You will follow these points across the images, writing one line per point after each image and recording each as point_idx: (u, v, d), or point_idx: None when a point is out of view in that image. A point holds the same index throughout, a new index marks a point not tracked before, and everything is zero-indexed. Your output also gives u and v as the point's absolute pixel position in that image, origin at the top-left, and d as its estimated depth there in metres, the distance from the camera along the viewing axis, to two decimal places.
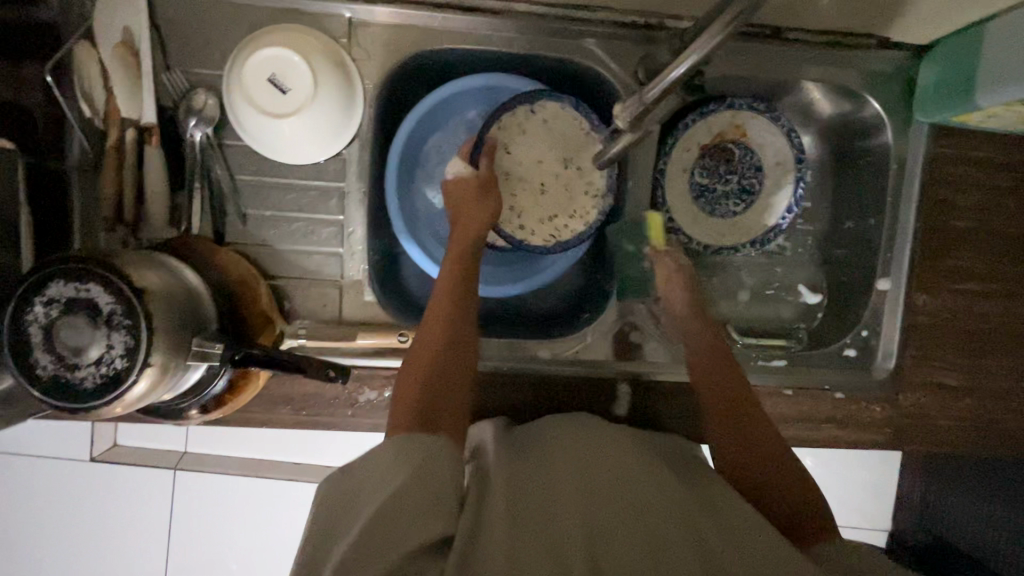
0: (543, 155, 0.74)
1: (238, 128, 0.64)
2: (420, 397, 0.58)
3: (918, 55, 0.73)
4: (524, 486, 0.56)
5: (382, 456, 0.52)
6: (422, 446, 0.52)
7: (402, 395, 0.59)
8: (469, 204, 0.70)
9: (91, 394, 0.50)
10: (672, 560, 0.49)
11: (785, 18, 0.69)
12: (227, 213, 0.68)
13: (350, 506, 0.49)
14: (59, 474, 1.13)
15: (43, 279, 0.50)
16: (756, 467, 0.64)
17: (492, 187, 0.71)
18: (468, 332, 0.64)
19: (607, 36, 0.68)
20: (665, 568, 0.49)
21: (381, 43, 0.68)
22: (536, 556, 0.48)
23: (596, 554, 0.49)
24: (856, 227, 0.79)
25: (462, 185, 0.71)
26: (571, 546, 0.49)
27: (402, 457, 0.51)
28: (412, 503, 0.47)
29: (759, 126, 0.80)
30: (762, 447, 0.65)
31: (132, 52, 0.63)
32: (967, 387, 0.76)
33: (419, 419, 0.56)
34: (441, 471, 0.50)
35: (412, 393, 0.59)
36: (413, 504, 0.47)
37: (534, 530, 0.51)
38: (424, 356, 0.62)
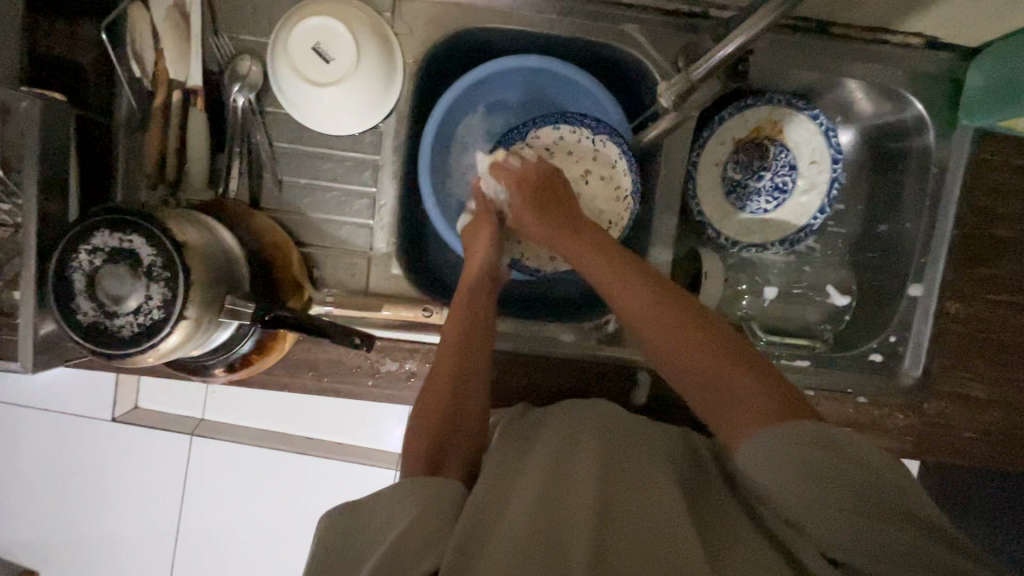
0: None
1: (280, 96, 0.66)
2: (431, 442, 0.60)
3: (966, 57, 0.71)
4: (525, 472, 0.55)
5: (387, 494, 0.53)
6: (423, 488, 0.53)
7: (415, 435, 0.61)
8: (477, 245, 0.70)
9: (127, 342, 0.51)
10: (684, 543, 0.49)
11: (831, 12, 0.68)
12: (263, 178, 0.70)
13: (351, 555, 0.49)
14: (81, 431, 1.16)
15: (88, 228, 0.52)
16: (720, 383, 0.54)
17: (483, 223, 0.71)
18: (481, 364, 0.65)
19: (649, 23, 0.68)
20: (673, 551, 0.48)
21: (424, 18, 0.68)
22: (533, 547, 0.47)
23: (604, 537, 0.49)
24: (891, 231, 0.77)
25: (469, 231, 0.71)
26: (576, 528, 0.49)
27: (405, 495, 0.53)
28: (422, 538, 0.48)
29: (797, 123, 0.78)
30: (681, 325, 0.57)
31: (183, 15, 0.65)
32: (995, 399, 0.75)
33: (432, 464, 0.58)
34: (437, 507, 0.52)
35: (421, 440, 0.60)
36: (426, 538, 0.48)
37: (539, 517, 0.50)
38: (435, 394, 0.63)
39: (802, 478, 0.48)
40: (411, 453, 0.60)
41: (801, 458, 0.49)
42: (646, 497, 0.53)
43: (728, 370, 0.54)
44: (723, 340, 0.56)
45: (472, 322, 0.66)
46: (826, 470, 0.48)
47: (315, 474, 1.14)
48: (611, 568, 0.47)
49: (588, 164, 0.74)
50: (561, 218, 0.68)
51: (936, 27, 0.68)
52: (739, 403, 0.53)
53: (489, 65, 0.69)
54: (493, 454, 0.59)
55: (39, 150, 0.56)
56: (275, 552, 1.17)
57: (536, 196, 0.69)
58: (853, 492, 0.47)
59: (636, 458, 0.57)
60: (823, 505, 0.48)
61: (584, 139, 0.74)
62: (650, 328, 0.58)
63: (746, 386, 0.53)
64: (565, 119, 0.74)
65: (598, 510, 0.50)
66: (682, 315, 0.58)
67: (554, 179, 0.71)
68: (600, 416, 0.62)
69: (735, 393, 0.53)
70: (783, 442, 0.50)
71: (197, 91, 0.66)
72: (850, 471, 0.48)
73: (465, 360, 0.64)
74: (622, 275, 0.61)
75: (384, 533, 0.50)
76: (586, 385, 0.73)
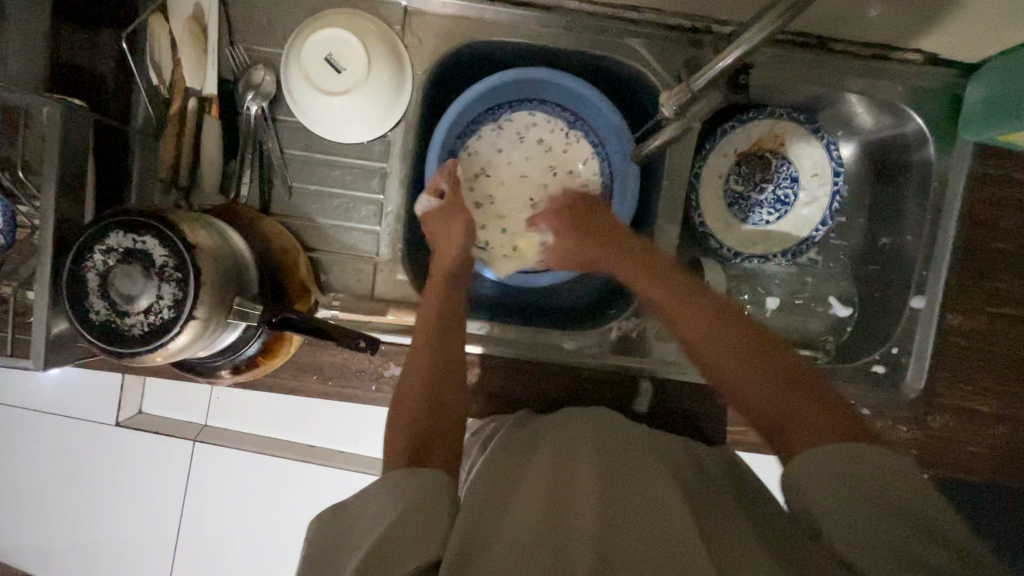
0: (512, 164, 0.76)
1: (292, 105, 0.67)
2: (413, 433, 0.59)
3: (964, 74, 0.73)
4: (540, 482, 0.56)
5: (375, 493, 0.52)
6: (412, 481, 0.52)
7: (398, 429, 0.60)
8: (447, 229, 0.71)
9: (137, 340, 0.52)
10: (688, 554, 0.48)
11: (831, 29, 0.69)
12: (274, 184, 0.71)
13: (338, 552, 0.48)
14: (87, 435, 1.17)
15: (103, 228, 0.53)
16: (777, 402, 0.56)
17: (456, 211, 0.71)
18: (456, 342, 0.66)
19: (653, 37, 0.70)
20: (675, 560, 0.47)
21: (433, 31, 0.70)
22: (536, 554, 0.47)
23: (607, 549, 0.48)
24: (892, 243, 0.78)
25: (439, 215, 0.71)
26: (580, 538, 0.48)
27: (396, 489, 0.52)
28: (408, 532, 0.47)
29: (800, 136, 0.80)
30: (746, 352, 0.60)
31: (201, 27, 0.67)
32: (999, 413, 0.75)
33: (416, 455, 0.56)
34: (433, 497, 0.51)
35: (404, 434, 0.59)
36: (416, 529, 0.47)
37: (545, 526, 0.50)
38: (411, 387, 0.63)
39: (836, 496, 0.49)
40: (397, 444, 0.58)
41: (842, 477, 0.49)
42: (649, 508, 0.53)
43: (772, 378, 0.57)
44: (773, 355, 0.59)
45: (449, 306, 0.67)
46: (859, 480, 0.49)
47: (319, 481, 1.14)
48: (615, 568, 0.47)
49: (555, 157, 0.77)
50: (606, 239, 0.71)
51: (935, 43, 0.69)
52: (793, 424, 0.55)
53: (538, 69, 0.71)
54: (497, 459, 0.60)
55: (58, 154, 0.58)
56: (275, 560, 1.17)
57: (579, 215, 0.73)
58: (872, 497, 0.48)
59: (635, 464, 0.58)
60: (846, 516, 0.48)
61: (557, 129, 0.77)
62: (711, 350, 0.61)
63: (801, 408, 0.55)
64: (543, 108, 0.77)
65: (598, 516, 0.51)
66: (739, 341, 0.60)
67: (586, 203, 0.73)
68: (599, 426, 0.63)
69: (790, 416, 0.55)
70: (836, 461, 0.50)
71: (212, 99, 0.68)
72: (880, 494, 0.48)
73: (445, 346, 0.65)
74: (680, 297, 0.65)
75: (377, 525, 0.48)
76: (586, 391, 0.74)
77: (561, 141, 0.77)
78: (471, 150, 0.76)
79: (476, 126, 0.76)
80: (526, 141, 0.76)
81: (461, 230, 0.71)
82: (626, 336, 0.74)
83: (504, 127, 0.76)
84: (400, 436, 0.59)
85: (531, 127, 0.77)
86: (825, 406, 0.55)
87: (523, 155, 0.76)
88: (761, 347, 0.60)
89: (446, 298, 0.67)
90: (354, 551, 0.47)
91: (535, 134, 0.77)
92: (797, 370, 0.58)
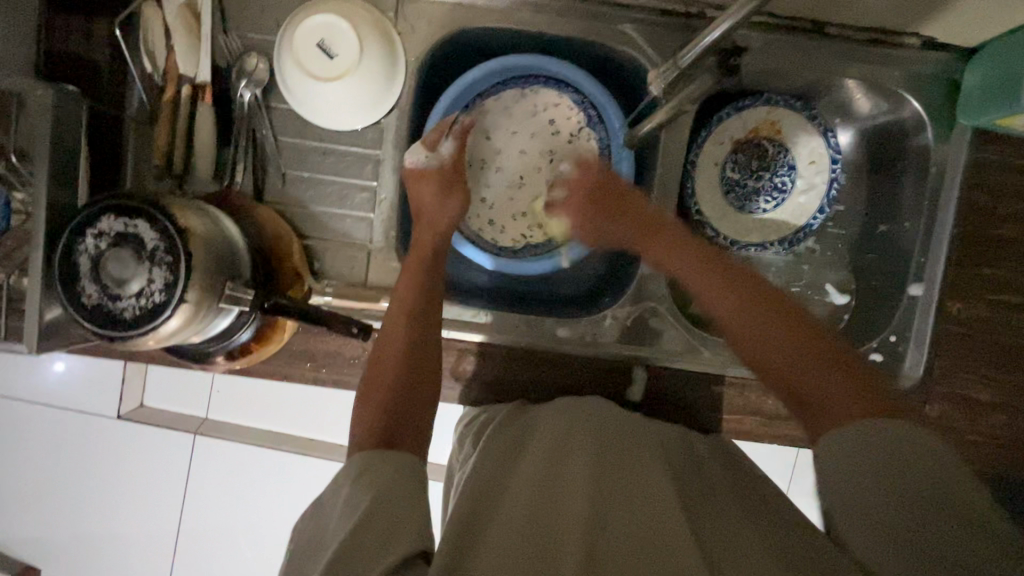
0: (521, 131, 0.77)
1: (285, 92, 0.67)
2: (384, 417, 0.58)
3: (964, 58, 0.72)
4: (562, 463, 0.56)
5: (344, 480, 0.51)
6: (388, 469, 0.51)
7: (368, 404, 0.60)
8: (428, 202, 0.70)
9: (129, 324, 0.52)
10: (682, 548, 0.47)
11: (826, 13, 0.69)
12: (267, 171, 0.72)
13: (317, 547, 0.47)
14: (88, 428, 1.18)
15: (94, 212, 0.53)
16: (809, 384, 0.54)
17: (452, 182, 0.71)
18: (432, 326, 0.65)
19: (647, 23, 0.70)
20: (667, 554, 0.46)
21: (426, 18, 0.70)
22: (541, 540, 0.47)
23: (595, 542, 0.47)
24: (890, 231, 0.77)
25: (426, 180, 0.70)
26: (571, 530, 0.48)
27: (368, 474, 0.50)
28: (383, 521, 0.45)
29: (796, 123, 0.79)
30: (778, 325, 0.57)
31: (194, 13, 0.67)
32: (999, 402, 0.74)
33: (385, 438, 0.56)
34: (404, 487, 0.49)
35: (377, 413, 0.58)
36: (395, 514, 0.46)
37: (552, 514, 0.50)
38: (385, 366, 0.62)
39: (864, 469, 0.49)
40: (365, 422, 0.58)
41: (868, 450, 0.49)
42: (641, 497, 0.52)
43: (805, 356, 0.55)
44: (799, 325, 0.57)
45: (425, 289, 0.66)
46: (882, 451, 0.49)
47: (317, 474, 1.14)
48: (603, 566, 0.46)
49: (558, 143, 0.77)
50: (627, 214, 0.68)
51: (931, 27, 0.69)
52: (827, 406, 0.53)
53: (538, 59, 0.71)
54: (493, 443, 0.60)
55: (51, 140, 0.58)
56: (274, 553, 1.17)
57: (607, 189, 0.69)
58: (896, 486, 0.47)
59: (628, 457, 0.57)
60: (864, 490, 0.49)
61: (573, 119, 0.76)
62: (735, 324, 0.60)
63: (833, 385, 0.53)
64: (572, 94, 0.75)
65: (588, 504, 0.50)
66: (781, 315, 0.58)
67: (613, 178, 0.69)
68: (593, 417, 0.62)
69: (825, 398, 0.53)
70: (857, 445, 0.50)
71: (205, 86, 0.68)
72: (903, 472, 0.47)
73: (424, 328, 0.64)
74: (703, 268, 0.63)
75: (347, 516, 0.47)
76: (580, 379, 0.74)
77: (572, 130, 0.76)
78: (487, 108, 0.76)
79: (501, 88, 0.75)
80: (537, 118, 0.76)
81: (454, 207, 0.70)
82: (623, 324, 0.73)
83: (523, 97, 0.76)
84: (371, 411, 0.59)
85: (551, 106, 0.76)
86: (856, 380, 0.53)
87: (530, 131, 0.77)
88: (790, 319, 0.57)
89: (427, 275, 0.66)
90: (331, 543, 0.45)
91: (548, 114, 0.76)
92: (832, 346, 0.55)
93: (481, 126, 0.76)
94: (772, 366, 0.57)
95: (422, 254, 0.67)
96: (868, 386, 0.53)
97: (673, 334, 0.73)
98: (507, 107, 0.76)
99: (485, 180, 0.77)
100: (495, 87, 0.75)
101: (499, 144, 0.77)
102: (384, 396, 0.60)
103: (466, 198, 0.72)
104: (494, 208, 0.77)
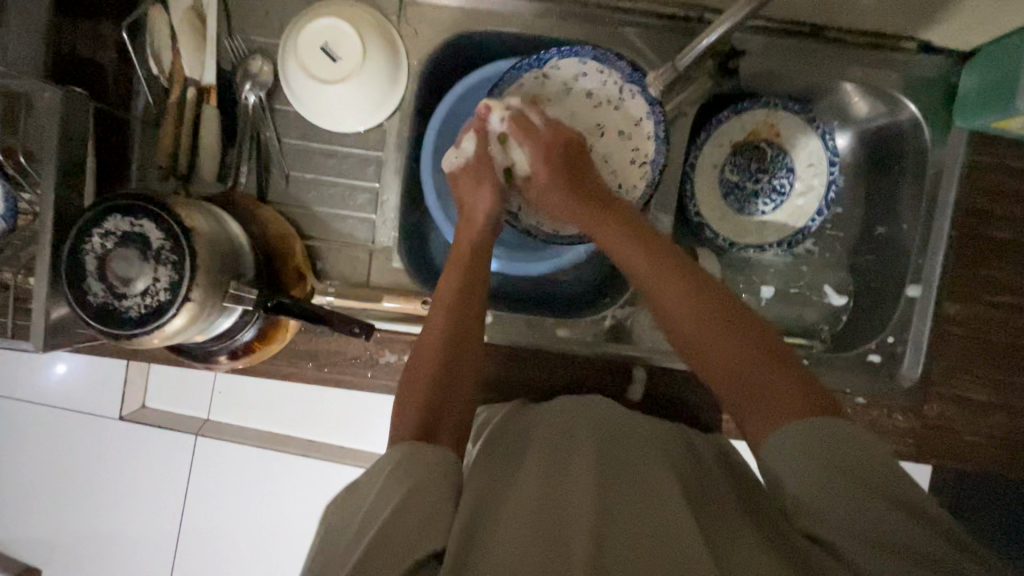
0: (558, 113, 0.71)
1: (289, 95, 0.68)
2: (421, 408, 0.58)
3: (960, 61, 0.72)
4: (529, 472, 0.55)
5: (373, 477, 0.52)
6: (430, 461, 0.52)
7: (406, 400, 0.59)
8: (473, 189, 0.70)
9: (133, 322, 0.53)
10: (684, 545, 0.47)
11: (822, 17, 0.70)
12: (271, 173, 0.73)
13: (337, 547, 0.47)
14: (90, 429, 1.18)
15: (101, 212, 0.53)
16: (745, 377, 0.55)
17: (483, 173, 0.71)
18: (473, 320, 0.64)
19: (646, 26, 0.71)
20: (671, 550, 0.47)
21: (429, 23, 0.72)
22: (533, 545, 0.46)
23: (601, 537, 0.47)
24: (888, 233, 0.78)
25: (464, 173, 0.71)
26: (574, 526, 0.48)
27: (406, 463, 0.51)
28: (411, 525, 0.45)
29: (795, 126, 0.79)
30: (719, 321, 0.57)
31: (200, 17, 0.69)
32: (995, 403, 0.74)
33: (422, 429, 0.56)
34: (437, 484, 0.50)
35: (415, 404, 0.58)
36: (421, 516, 0.46)
37: (545, 513, 0.50)
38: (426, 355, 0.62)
39: (835, 477, 0.48)
40: (403, 415, 0.58)
41: (833, 457, 0.49)
42: (647, 494, 0.53)
43: (739, 344, 0.56)
44: (729, 310, 0.58)
45: (467, 282, 0.66)
46: (847, 452, 0.49)
47: (317, 476, 1.14)
48: (613, 559, 0.46)
49: (605, 114, 0.70)
50: (585, 187, 0.67)
51: (927, 31, 0.69)
52: (759, 397, 0.54)
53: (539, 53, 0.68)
54: (487, 448, 0.60)
55: (58, 142, 0.59)
56: (274, 553, 1.17)
57: (554, 156, 0.67)
58: (860, 481, 0.48)
59: (632, 455, 0.58)
60: (841, 505, 0.47)
61: (610, 84, 0.68)
62: (688, 334, 0.58)
63: (770, 379, 0.54)
64: (596, 57, 0.68)
65: (597, 499, 0.51)
66: (718, 302, 0.58)
67: (570, 141, 0.68)
68: (595, 415, 0.63)
69: (762, 390, 0.54)
70: (800, 437, 0.50)
71: (211, 89, 0.69)
72: (866, 472, 0.48)
73: (464, 321, 0.63)
74: (663, 271, 0.60)
75: (381, 507, 0.47)
76: (581, 378, 0.75)
77: (612, 97, 0.69)
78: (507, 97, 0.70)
79: (518, 72, 0.69)
80: (572, 94, 0.70)
81: (488, 195, 0.70)
82: (619, 325, 0.74)
83: (546, 75, 0.69)
84: (410, 403, 0.58)
85: (580, 79, 0.69)
86: (790, 375, 0.54)
87: (568, 109, 0.71)
88: (733, 315, 0.58)
89: (468, 266, 0.67)
90: (355, 544, 0.45)
91: (582, 86, 0.70)
92: (770, 342, 0.56)
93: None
94: (705, 359, 0.57)
95: (456, 252, 0.68)
96: (797, 376, 0.54)
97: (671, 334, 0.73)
98: (535, 88, 0.70)
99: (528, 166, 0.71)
100: (511, 71, 0.69)
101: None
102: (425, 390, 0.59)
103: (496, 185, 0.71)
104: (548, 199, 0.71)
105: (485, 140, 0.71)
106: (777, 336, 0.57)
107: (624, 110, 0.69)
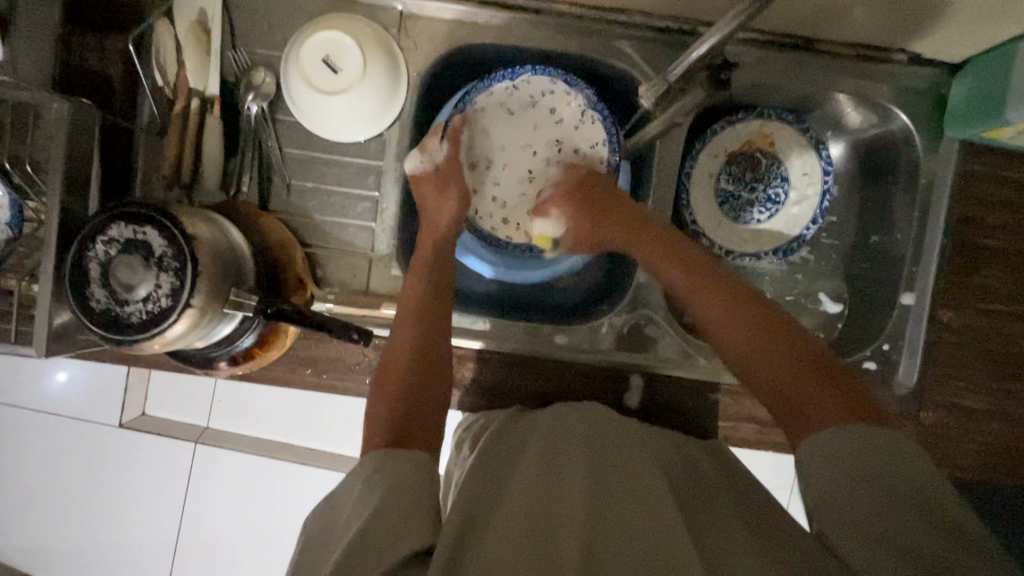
0: (522, 124, 0.74)
1: (291, 105, 0.69)
2: (394, 416, 0.59)
3: (950, 73, 0.74)
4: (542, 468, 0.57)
5: (360, 479, 0.52)
6: (408, 467, 0.52)
7: (379, 408, 0.61)
8: (438, 196, 0.72)
9: (134, 327, 0.54)
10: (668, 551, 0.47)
11: (814, 30, 0.71)
12: (272, 182, 0.74)
13: (322, 549, 0.47)
14: (90, 436, 1.19)
15: (105, 220, 0.55)
16: (795, 391, 0.59)
17: (449, 181, 0.73)
18: (442, 326, 0.66)
19: (641, 39, 0.72)
20: (658, 554, 0.47)
21: (429, 35, 0.73)
22: (533, 541, 0.48)
23: (594, 537, 0.48)
24: (882, 241, 0.79)
25: (429, 178, 0.72)
26: (569, 524, 0.49)
27: (392, 467, 0.52)
28: (386, 527, 0.46)
29: (787, 136, 0.81)
30: (761, 335, 0.62)
31: (204, 30, 0.70)
32: (991, 411, 0.75)
33: (396, 436, 0.57)
34: (414, 487, 0.50)
35: (388, 412, 0.60)
36: (404, 516, 0.47)
37: (543, 510, 0.51)
38: (396, 362, 0.64)
39: (852, 478, 0.51)
40: (377, 422, 0.59)
41: (855, 461, 0.52)
42: (640, 496, 0.53)
43: (784, 358, 0.60)
44: (772, 325, 0.62)
45: (433, 289, 0.68)
46: (865, 456, 0.52)
47: (316, 484, 1.14)
48: (603, 559, 0.47)
49: (565, 132, 0.75)
50: (618, 216, 0.72)
51: (918, 43, 0.71)
52: (805, 408, 0.58)
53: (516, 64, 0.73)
54: (490, 445, 0.62)
55: (64, 152, 0.60)
56: (272, 562, 1.17)
57: (585, 193, 0.73)
58: (875, 482, 0.50)
59: (625, 457, 0.59)
60: (856, 504, 0.50)
61: (574, 106, 0.73)
62: (727, 342, 0.63)
63: (817, 391, 0.58)
64: (565, 79, 0.73)
65: (587, 501, 0.51)
66: (759, 314, 0.63)
67: (598, 180, 0.73)
68: (592, 420, 0.64)
69: (808, 401, 0.58)
70: (839, 442, 0.53)
71: (214, 99, 0.71)
72: (883, 476, 0.51)
73: (433, 325, 0.66)
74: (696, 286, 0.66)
75: (362, 510, 0.48)
76: (580, 386, 0.75)
77: (574, 117, 0.74)
78: (478, 106, 0.73)
79: (490, 84, 0.73)
80: (537, 108, 0.74)
81: (453, 202, 0.72)
82: (619, 332, 0.74)
83: (516, 90, 0.73)
84: (381, 413, 0.60)
85: (547, 95, 0.73)
86: (834, 385, 0.58)
87: (531, 123, 0.74)
88: (773, 329, 0.62)
89: (433, 272, 0.69)
90: (339, 545, 0.46)
91: (548, 102, 0.74)
92: (815, 355, 0.60)
93: (479, 125, 0.74)
94: (754, 371, 0.62)
95: (424, 257, 0.70)
96: (839, 387, 0.58)
97: (668, 341, 0.74)
98: (503, 100, 0.74)
99: (492, 178, 0.75)
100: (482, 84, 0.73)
101: (500, 142, 0.75)
102: (395, 394, 0.61)
103: (463, 191, 0.73)
104: (507, 207, 0.75)
105: (455, 148, 0.73)
106: (821, 347, 0.61)
107: (581, 131, 0.74)
